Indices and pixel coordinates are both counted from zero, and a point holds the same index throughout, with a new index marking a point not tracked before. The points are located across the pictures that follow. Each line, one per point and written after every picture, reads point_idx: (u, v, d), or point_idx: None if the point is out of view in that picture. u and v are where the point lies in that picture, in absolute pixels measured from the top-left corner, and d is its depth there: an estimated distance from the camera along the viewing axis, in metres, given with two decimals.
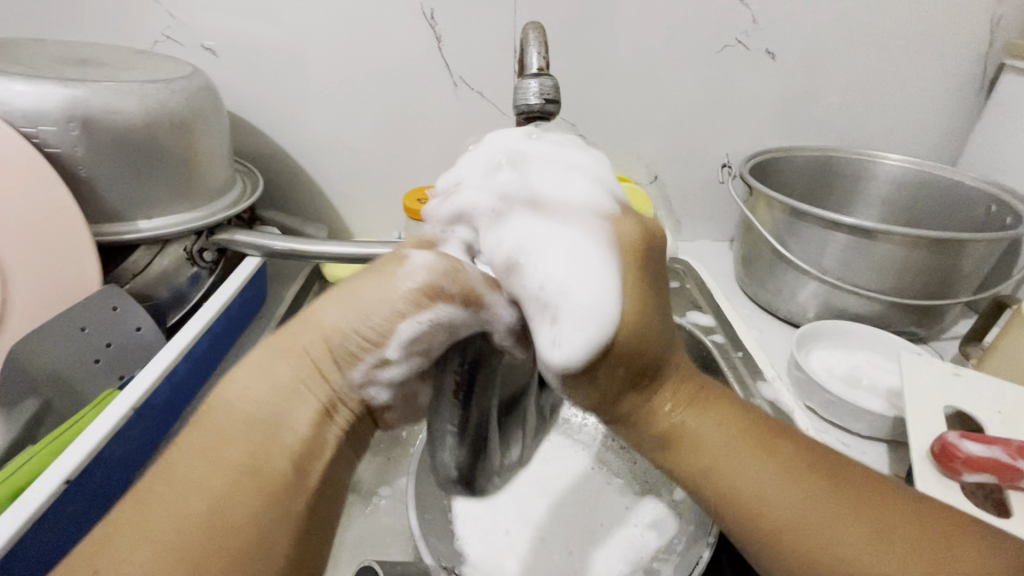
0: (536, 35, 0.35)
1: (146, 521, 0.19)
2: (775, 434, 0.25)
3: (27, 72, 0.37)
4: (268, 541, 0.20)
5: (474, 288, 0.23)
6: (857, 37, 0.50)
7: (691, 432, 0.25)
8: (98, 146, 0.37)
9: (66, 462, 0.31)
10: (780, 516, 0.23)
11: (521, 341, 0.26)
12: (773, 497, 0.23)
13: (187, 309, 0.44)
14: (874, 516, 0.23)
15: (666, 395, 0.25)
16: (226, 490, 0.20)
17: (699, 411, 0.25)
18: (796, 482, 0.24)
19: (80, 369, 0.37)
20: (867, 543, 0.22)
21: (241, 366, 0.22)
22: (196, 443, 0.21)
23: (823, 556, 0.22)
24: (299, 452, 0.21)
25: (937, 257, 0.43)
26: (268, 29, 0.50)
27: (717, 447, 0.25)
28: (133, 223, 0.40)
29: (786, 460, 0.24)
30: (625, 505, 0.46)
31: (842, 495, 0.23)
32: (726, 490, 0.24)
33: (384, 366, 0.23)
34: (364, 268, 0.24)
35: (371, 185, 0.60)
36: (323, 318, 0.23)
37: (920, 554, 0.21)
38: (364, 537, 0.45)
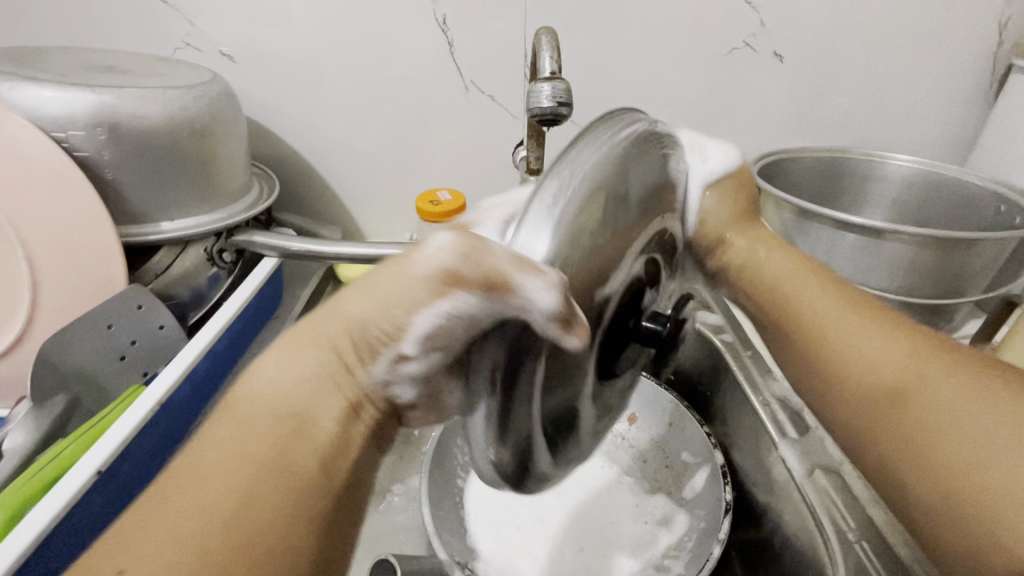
0: (548, 40, 0.36)
1: (171, 519, 0.19)
2: (893, 318, 0.31)
3: (56, 79, 0.38)
4: (292, 532, 0.20)
5: (494, 267, 0.21)
6: (865, 39, 0.51)
7: (760, 274, 0.36)
8: (124, 150, 0.39)
9: (95, 455, 0.32)
10: (880, 368, 0.30)
11: (576, 328, 0.21)
12: (838, 327, 0.32)
13: (207, 307, 0.46)
14: (925, 351, 0.29)
15: (727, 253, 0.37)
16: (256, 477, 0.20)
17: (809, 282, 0.34)
18: (887, 335, 0.31)
19: (106, 367, 0.38)
20: (950, 374, 0.28)
21: (267, 360, 0.24)
22: (227, 429, 0.22)
23: (863, 370, 0.30)
24: (326, 447, 0.22)
25: (946, 257, 0.43)
26: (285, 35, 0.52)
27: (811, 303, 0.33)
28: (156, 225, 0.42)
29: (888, 321, 0.31)
30: (635, 502, 0.47)
31: (949, 350, 0.29)
32: (835, 347, 0.31)
33: (404, 360, 0.25)
34: (382, 265, 0.26)
35: (384, 188, 0.61)
36: (347, 308, 0.25)
37: (965, 377, 0.28)
38: (378, 533, 0.45)
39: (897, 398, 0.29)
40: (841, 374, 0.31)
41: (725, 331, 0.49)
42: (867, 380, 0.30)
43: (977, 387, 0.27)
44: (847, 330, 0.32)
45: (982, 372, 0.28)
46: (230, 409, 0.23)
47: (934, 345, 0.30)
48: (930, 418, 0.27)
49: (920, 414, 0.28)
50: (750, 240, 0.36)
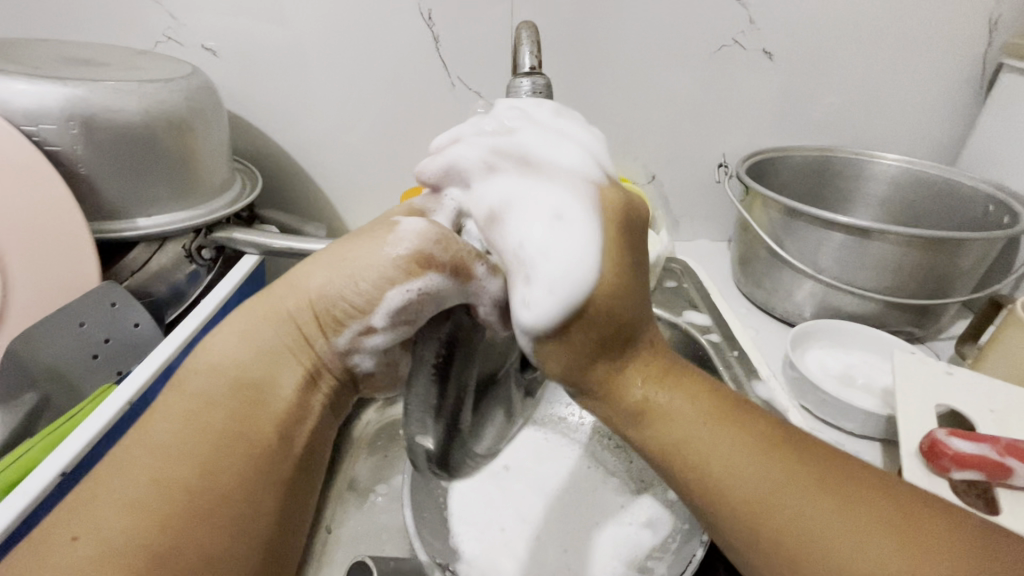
0: (530, 35, 0.35)
1: (129, 485, 0.21)
2: (728, 405, 0.25)
3: (28, 72, 0.37)
4: (250, 496, 0.22)
5: (462, 258, 0.24)
6: (854, 37, 0.50)
7: (658, 435, 0.25)
8: (98, 145, 0.38)
9: (62, 454, 0.31)
10: (743, 494, 0.23)
11: (505, 318, 0.26)
12: (754, 484, 0.23)
13: (185, 305, 0.45)
14: (852, 494, 0.22)
15: (634, 369, 0.26)
16: (211, 449, 0.22)
17: (665, 387, 0.25)
18: (809, 490, 0.22)
19: (79, 363, 0.37)
20: (854, 527, 0.21)
21: (219, 335, 0.24)
22: (179, 405, 0.23)
23: (822, 560, 0.21)
24: (285, 415, 0.24)
25: (931, 258, 0.43)
26: (269, 29, 0.51)
27: (684, 424, 0.24)
28: (132, 221, 0.41)
29: (758, 441, 0.24)
30: (620, 503, 0.46)
31: (781, 448, 0.23)
32: (695, 461, 0.24)
33: (369, 333, 0.25)
34: (354, 235, 0.25)
35: (370, 185, 0.60)
36: (308, 283, 0.24)
37: (854, 507, 0.21)
38: (358, 534, 0.45)
39: None
40: (791, 558, 0.21)
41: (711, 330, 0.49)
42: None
43: (854, 499, 0.22)
44: (725, 451, 0.24)
45: (889, 508, 0.21)
46: (183, 381, 0.23)
47: (788, 439, 0.24)
48: (844, 573, 0.20)
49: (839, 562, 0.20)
50: (646, 348, 0.26)
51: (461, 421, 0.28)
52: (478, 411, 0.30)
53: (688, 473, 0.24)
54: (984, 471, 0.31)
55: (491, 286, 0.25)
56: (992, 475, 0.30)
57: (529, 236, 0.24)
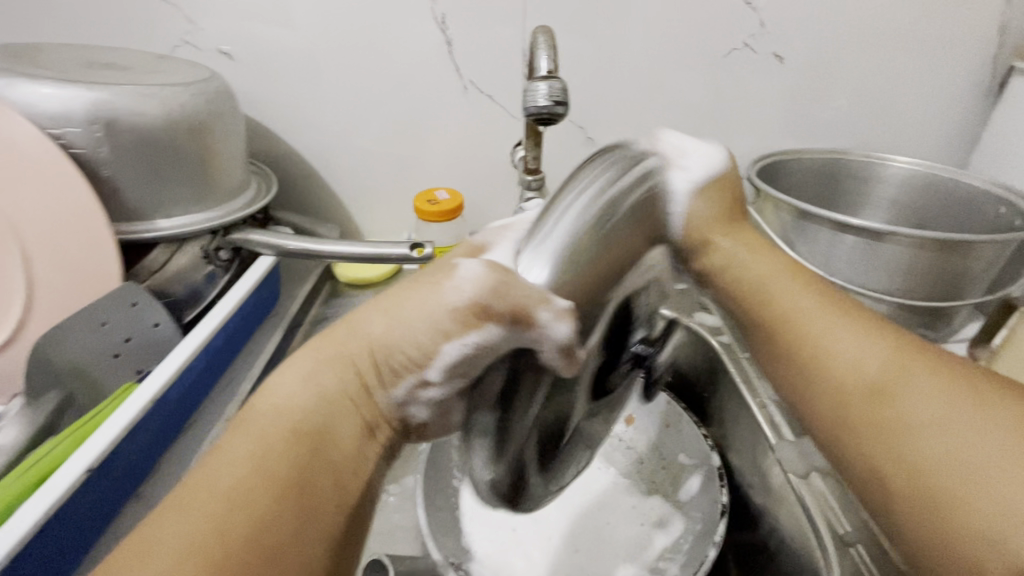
0: (546, 40, 0.36)
1: (182, 529, 0.18)
2: (831, 291, 0.28)
3: (53, 76, 0.38)
4: (307, 555, 0.19)
5: (522, 303, 0.21)
6: (865, 40, 0.51)
7: (730, 277, 0.30)
8: (121, 147, 0.39)
9: (87, 452, 0.32)
10: (806, 334, 0.27)
11: (574, 359, 0.22)
12: (803, 307, 0.27)
13: (203, 306, 0.45)
14: (909, 356, 0.24)
15: (720, 242, 0.30)
16: (273, 498, 0.19)
17: (755, 252, 0.30)
18: (879, 345, 0.25)
19: (101, 363, 0.38)
20: (920, 388, 0.23)
21: (285, 374, 0.23)
22: (244, 445, 0.20)
23: (843, 365, 0.25)
24: (341, 468, 0.21)
25: (944, 260, 0.43)
26: (284, 34, 0.52)
27: (755, 270, 0.29)
28: (153, 222, 0.42)
29: (856, 316, 0.26)
30: (632, 504, 0.47)
31: (892, 337, 0.25)
32: (776, 306, 0.28)
33: (425, 386, 0.23)
34: (414, 280, 0.24)
35: (382, 188, 0.61)
36: (368, 329, 0.23)
37: (940, 379, 0.23)
38: (373, 533, 0.45)
39: (873, 397, 0.24)
40: (811, 368, 0.26)
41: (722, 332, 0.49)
42: (849, 377, 0.25)
43: (949, 378, 0.23)
44: (804, 306, 0.27)
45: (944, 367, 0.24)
46: (246, 423, 0.21)
47: (892, 331, 0.26)
48: (880, 409, 0.23)
49: (868, 391, 0.24)
50: (743, 231, 0.31)
51: (526, 465, 0.25)
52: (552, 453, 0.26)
53: (763, 316, 0.28)
54: None
55: (556, 340, 0.21)
56: None
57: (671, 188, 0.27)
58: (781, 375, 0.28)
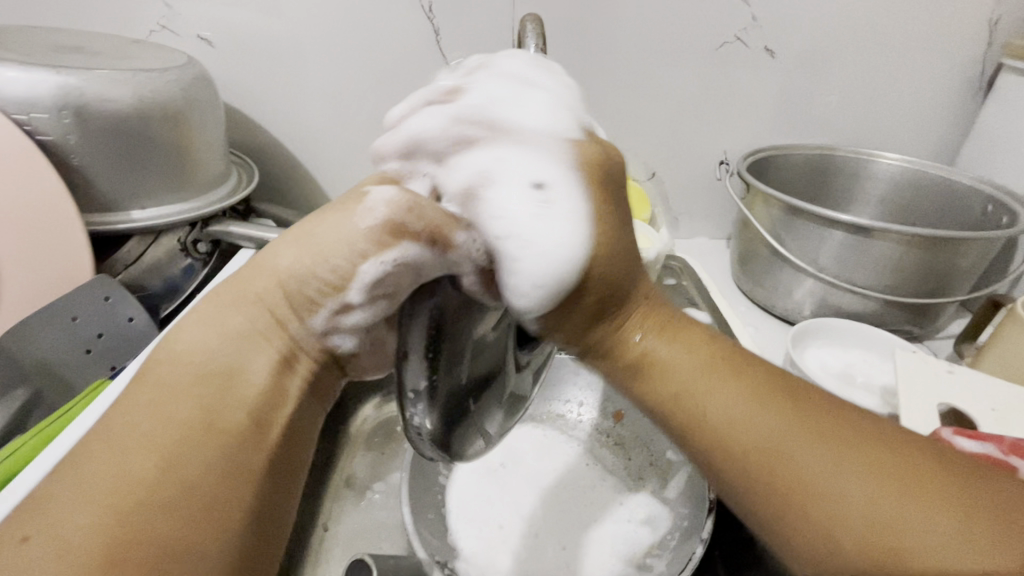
0: (535, 28, 0.35)
1: (89, 480, 0.20)
2: (767, 376, 0.24)
3: (19, 59, 0.36)
4: (220, 492, 0.21)
5: (440, 223, 0.21)
6: (855, 34, 0.50)
7: (655, 382, 0.24)
8: (92, 135, 0.37)
9: (56, 451, 0.31)
10: (744, 434, 0.23)
11: (493, 285, 0.23)
12: (747, 418, 0.23)
13: (181, 300, 0.44)
14: (857, 441, 0.22)
15: (635, 320, 0.25)
16: (176, 442, 0.20)
17: (668, 336, 0.24)
18: (839, 447, 0.22)
19: (72, 358, 0.37)
20: (856, 472, 0.21)
21: (191, 320, 0.22)
22: (144, 397, 0.21)
23: (834, 500, 0.21)
24: (254, 404, 0.22)
25: (932, 256, 0.43)
26: (265, 21, 0.50)
27: (684, 375, 0.24)
28: (126, 213, 0.40)
29: (776, 396, 0.23)
30: (618, 500, 0.46)
31: (822, 432, 0.22)
32: (697, 410, 0.23)
33: (346, 311, 0.22)
34: (325, 207, 0.22)
35: (368, 180, 0.59)
36: (278, 263, 0.21)
37: (862, 464, 0.21)
38: (355, 531, 0.44)
39: (876, 555, 0.20)
40: (806, 513, 0.21)
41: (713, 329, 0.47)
42: (840, 522, 0.20)
43: (883, 465, 0.21)
44: (732, 410, 0.23)
45: (910, 475, 0.21)
46: (149, 372, 0.22)
47: (783, 385, 0.24)
48: (810, 489, 0.21)
49: (827, 506, 0.21)
50: (635, 308, 0.25)
51: (460, 409, 0.24)
52: (485, 398, 0.26)
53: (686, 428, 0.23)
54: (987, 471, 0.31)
55: (468, 252, 0.22)
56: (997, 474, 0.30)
57: (514, 208, 0.22)
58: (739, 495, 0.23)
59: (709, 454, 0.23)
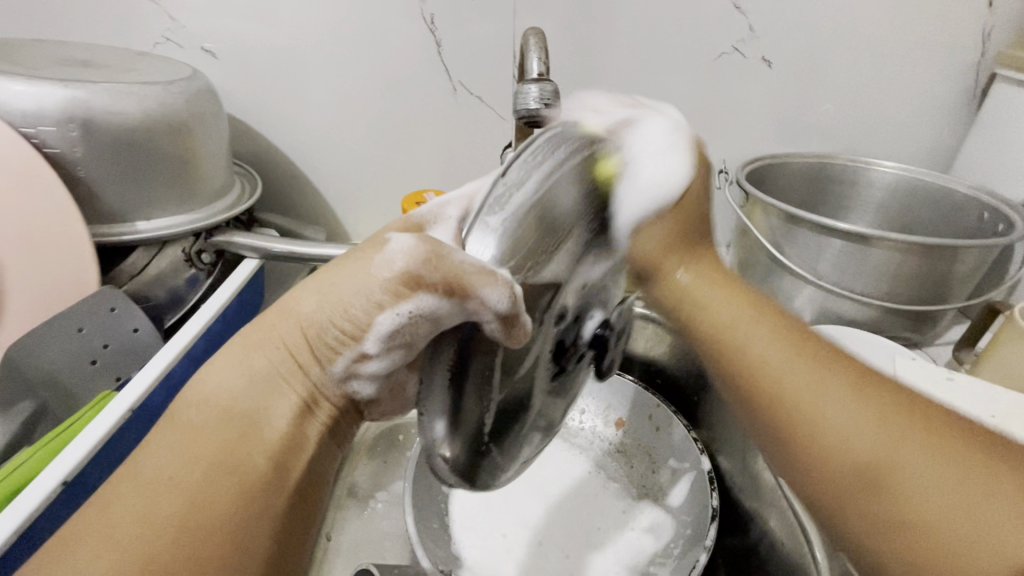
0: (537, 41, 0.35)
1: (116, 522, 0.19)
2: (805, 331, 0.26)
3: (25, 73, 0.37)
4: (240, 536, 0.20)
5: (457, 274, 0.21)
6: (850, 45, 0.51)
7: (699, 314, 0.27)
8: (98, 148, 0.37)
9: (58, 467, 0.31)
10: (760, 352, 0.25)
11: (517, 333, 0.22)
12: (779, 363, 0.24)
13: (185, 310, 0.44)
14: (868, 386, 0.23)
15: (676, 263, 0.28)
16: (200, 483, 0.20)
17: (712, 281, 0.28)
18: (861, 395, 0.23)
19: (78, 371, 0.37)
20: (861, 410, 0.22)
21: (215, 363, 0.23)
22: (173, 438, 0.21)
23: (834, 433, 0.22)
24: (274, 450, 0.22)
25: (930, 264, 0.43)
26: (268, 32, 0.51)
27: (714, 301, 0.27)
28: (132, 225, 0.40)
29: (810, 349, 0.25)
30: (621, 508, 0.46)
31: (836, 365, 0.24)
32: (753, 370, 0.25)
33: (364, 360, 0.23)
34: (342, 259, 0.24)
35: (371, 189, 0.60)
36: (301, 309, 0.23)
37: (887, 413, 0.22)
38: (360, 541, 0.44)
39: (871, 475, 0.21)
40: (794, 427, 0.23)
41: None
42: (839, 454, 0.22)
43: (891, 409, 0.22)
44: (761, 345, 0.25)
45: (932, 420, 0.21)
46: (177, 412, 0.22)
47: (798, 330, 0.26)
48: (822, 431, 0.22)
49: (828, 429, 0.22)
50: (703, 253, 0.28)
51: (484, 445, 0.24)
52: (516, 440, 0.26)
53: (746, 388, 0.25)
54: None
55: (499, 302, 0.20)
56: None
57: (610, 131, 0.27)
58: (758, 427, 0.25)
59: (751, 394, 0.25)
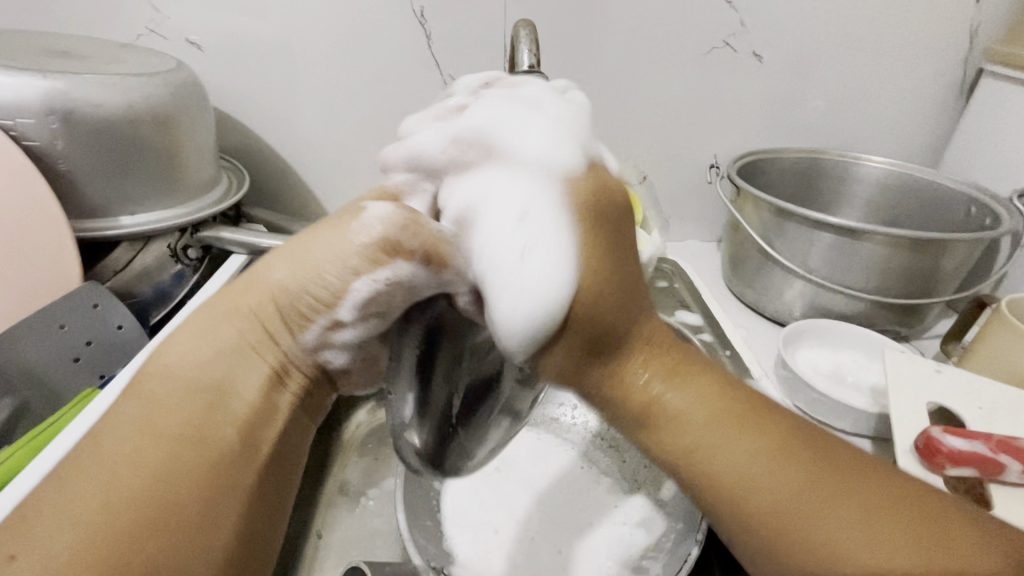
0: (528, 33, 0.35)
1: (78, 497, 0.20)
2: (769, 419, 0.23)
3: (4, 63, 0.36)
4: (206, 503, 0.22)
5: (435, 242, 0.23)
6: (840, 40, 0.51)
7: (671, 430, 0.23)
8: (80, 140, 0.36)
9: (41, 465, 0.30)
10: (756, 491, 0.22)
11: (486, 306, 0.25)
12: (773, 487, 0.22)
13: (171, 306, 0.44)
14: (801, 454, 0.22)
15: (636, 363, 0.24)
16: (163, 455, 0.21)
17: (675, 378, 0.24)
18: (830, 501, 0.21)
19: (59, 368, 0.36)
20: (841, 531, 0.21)
21: (181, 332, 0.23)
22: (131, 409, 0.22)
23: (837, 564, 0.20)
24: (244, 421, 0.23)
25: (918, 258, 0.43)
26: (254, 24, 0.50)
27: (700, 424, 0.23)
28: (115, 219, 0.40)
29: (782, 447, 0.22)
30: (613, 503, 0.46)
31: (809, 473, 0.22)
32: (735, 492, 0.22)
33: (338, 328, 0.24)
34: (314, 227, 0.24)
35: (360, 185, 0.59)
36: (270, 276, 0.24)
37: (872, 519, 0.21)
38: (350, 539, 0.44)
39: None
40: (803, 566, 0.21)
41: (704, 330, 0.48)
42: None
43: (882, 517, 0.21)
44: (750, 470, 0.22)
45: (919, 517, 0.21)
46: (140, 385, 0.23)
47: (743, 404, 0.23)
48: (836, 565, 0.20)
49: (829, 557, 0.21)
50: (645, 338, 0.24)
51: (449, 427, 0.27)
52: (481, 426, 0.28)
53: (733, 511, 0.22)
54: (975, 466, 0.31)
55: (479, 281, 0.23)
56: (984, 470, 0.31)
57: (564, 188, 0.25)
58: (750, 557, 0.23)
59: (733, 516, 0.22)
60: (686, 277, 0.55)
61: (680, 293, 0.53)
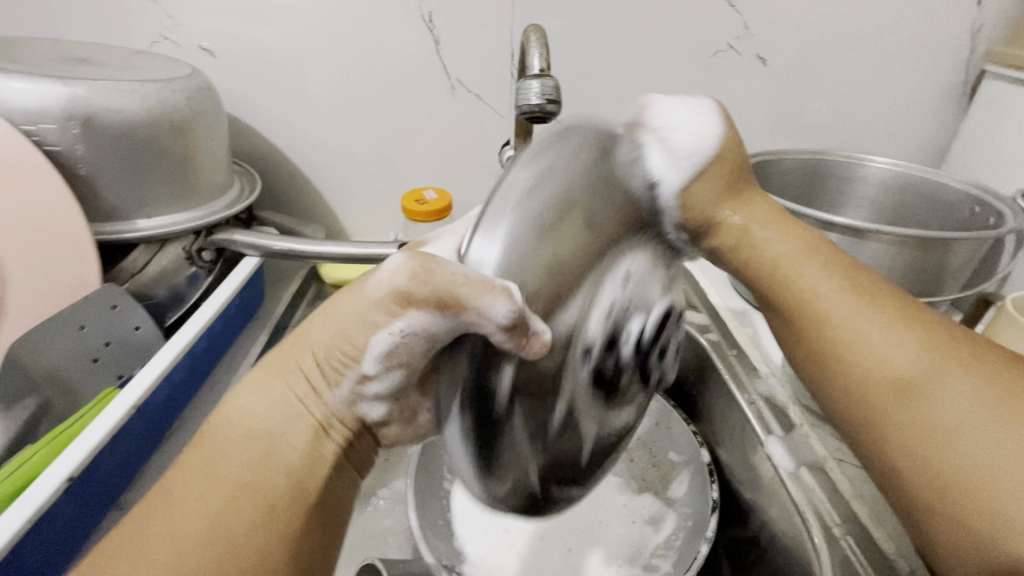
0: (538, 38, 0.35)
1: (128, 564, 0.18)
2: (889, 293, 0.27)
3: (26, 71, 0.36)
4: (260, 560, 0.19)
5: (448, 288, 0.20)
6: (843, 43, 0.52)
7: (753, 254, 0.30)
8: (98, 145, 0.37)
9: (62, 464, 0.31)
10: (814, 298, 0.28)
11: (518, 337, 0.20)
12: (845, 310, 0.27)
13: (187, 307, 0.44)
14: (942, 343, 0.25)
15: (729, 214, 0.30)
16: (220, 507, 0.19)
17: (770, 224, 0.30)
18: (915, 340, 0.25)
19: (79, 369, 0.37)
20: (914, 353, 0.25)
21: (237, 388, 0.22)
22: (188, 468, 0.20)
23: (878, 370, 0.25)
24: (295, 470, 0.20)
25: (923, 257, 0.44)
26: (265, 31, 0.51)
27: (779, 250, 0.29)
28: (132, 223, 0.40)
29: (877, 297, 0.27)
30: (623, 502, 0.47)
31: (908, 320, 0.26)
32: (798, 300, 0.28)
33: (367, 380, 0.22)
34: (344, 288, 0.23)
35: (369, 188, 0.60)
36: (312, 335, 0.23)
37: (968, 370, 0.24)
38: (363, 538, 0.45)
39: (903, 389, 0.24)
40: (849, 374, 0.26)
41: (710, 329, 0.50)
42: (882, 381, 0.25)
43: (972, 365, 0.24)
44: (818, 287, 0.28)
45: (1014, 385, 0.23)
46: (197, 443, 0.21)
47: (825, 247, 0.29)
48: (873, 368, 0.25)
49: (878, 373, 0.25)
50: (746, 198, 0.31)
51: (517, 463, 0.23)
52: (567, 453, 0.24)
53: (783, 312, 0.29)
54: None
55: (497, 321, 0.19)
56: None
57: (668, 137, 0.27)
58: (812, 373, 0.28)
59: (807, 328, 0.28)
60: (693, 277, 0.56)
61: (688, 294, 0.54)
